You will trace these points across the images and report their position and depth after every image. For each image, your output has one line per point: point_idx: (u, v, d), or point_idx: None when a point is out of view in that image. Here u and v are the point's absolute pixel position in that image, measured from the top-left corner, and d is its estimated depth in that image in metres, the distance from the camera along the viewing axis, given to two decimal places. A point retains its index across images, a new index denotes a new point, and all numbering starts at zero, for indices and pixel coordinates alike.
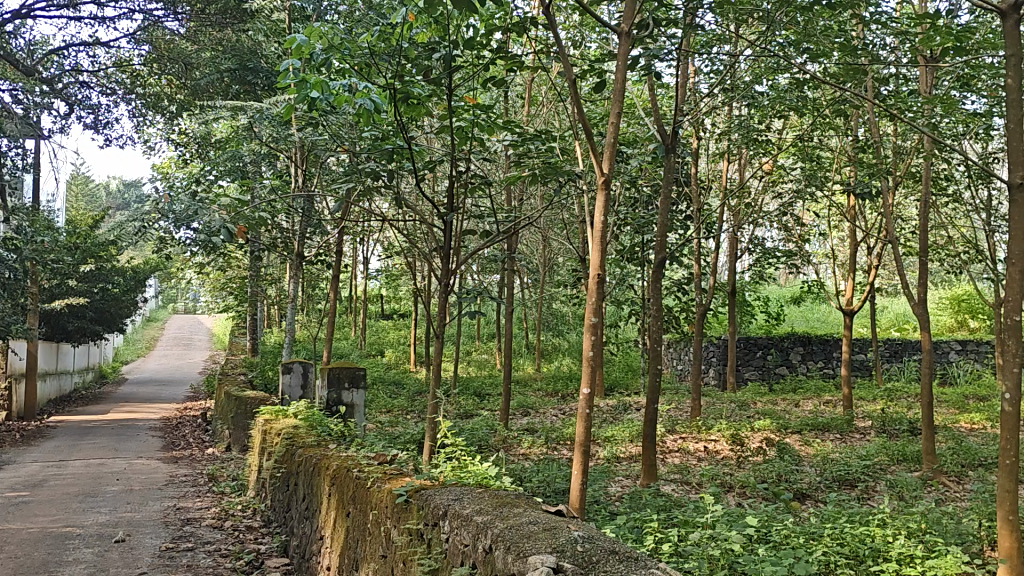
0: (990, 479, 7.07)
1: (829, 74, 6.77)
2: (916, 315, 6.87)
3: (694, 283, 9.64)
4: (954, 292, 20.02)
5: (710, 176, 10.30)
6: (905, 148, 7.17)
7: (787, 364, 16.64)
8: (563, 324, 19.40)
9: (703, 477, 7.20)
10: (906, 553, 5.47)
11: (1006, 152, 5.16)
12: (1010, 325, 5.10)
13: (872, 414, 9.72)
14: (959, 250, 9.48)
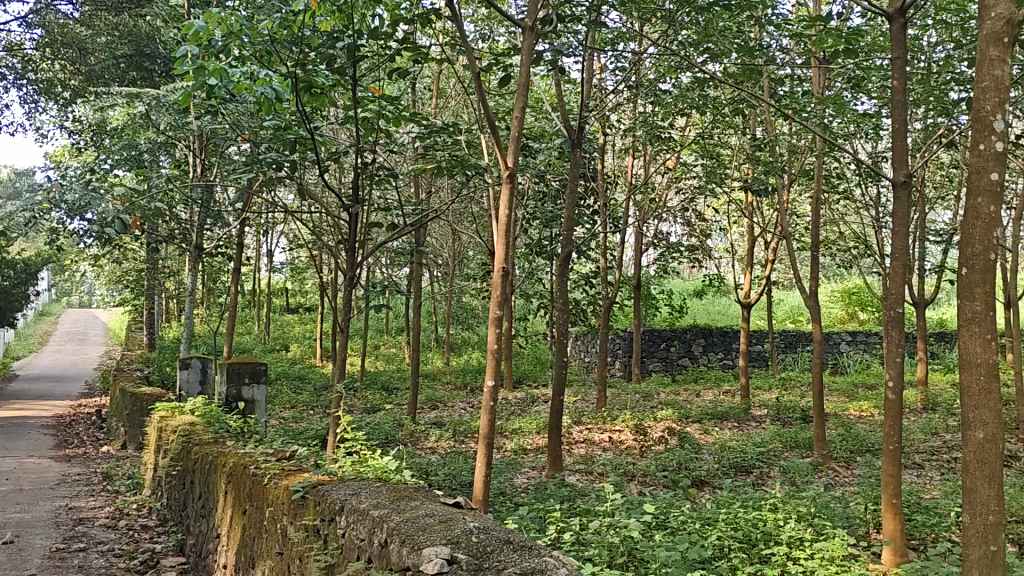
0: (875, 463, 7.41)
1: (729, 74, 6.94)
2: (809, 307, 7.13)
3: (601, 276, 9.78)
4: (845, 287, 20.80)
5: (616, 171, 10.44)
6: (803, 145, 7.40)
7: (690, 356, 16.97)
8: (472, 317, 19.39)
9: (606, 467, 7.31)
10: (796, 536, 5.73)
11: (892, 153, 5.43)
12: (894, 317, 5.75)
13: (768, 403, 10.06)
14: (850, 245, 9.85)
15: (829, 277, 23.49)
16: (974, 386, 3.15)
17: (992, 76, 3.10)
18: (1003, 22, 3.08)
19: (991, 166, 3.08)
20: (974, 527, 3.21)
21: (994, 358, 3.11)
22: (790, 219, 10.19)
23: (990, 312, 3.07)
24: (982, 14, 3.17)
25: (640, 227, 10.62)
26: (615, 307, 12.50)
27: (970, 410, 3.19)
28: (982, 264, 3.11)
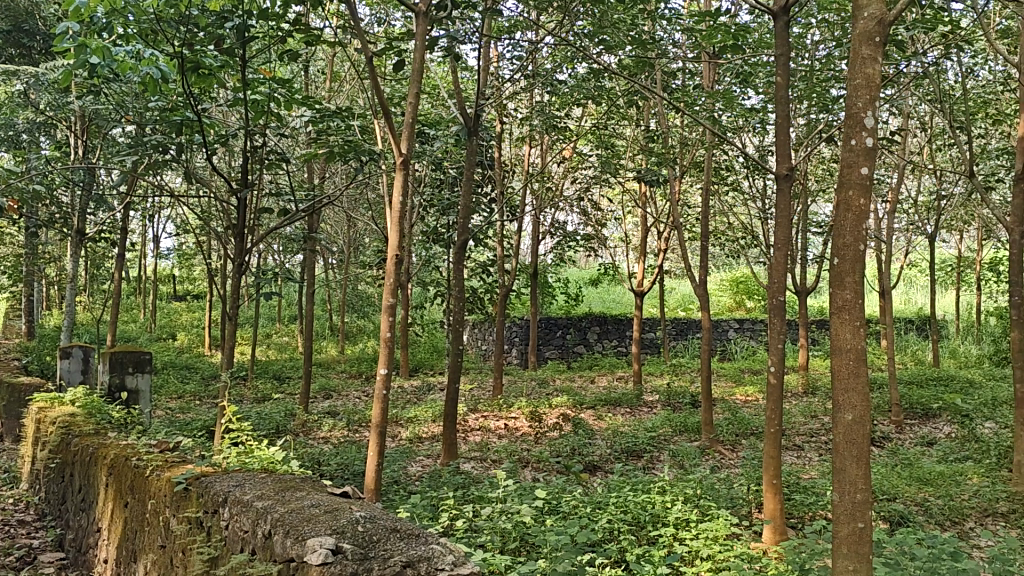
0: (759, 446, 7.71)
1: (623, 64, 7.06)
2: (697, 296, 7.34)
3: (498, 264, 9.82)
4: (734, 275, 21.39)
5: (513, 159, 10.48)
6: (695, 138, 7.60)
7: (585, 343, 17.17)
8: (369, 305, 19.17)
9: (500, 454, 7.38)
10: (682, 517, 5.93)
11: (775, 147, 5.63)
12: (776, 304, 6.06)
13: (659, 389, 10.32)
14: (739, 235, 10.15)
15: (718, 265, 24.11)
16: (844, 369, 3.29)
17: (864, 73, 3.22)
18: (875, 22, 3.21)
19: (860, 160, 3.22)
20: (841, 504, 3.38)
21: (863, 343, 3.26)
22: (681, 208, 10.44)
23: (858, 300, 3.23)
24: (857, 13, 3.29)
25: (538, 215, 10.70)
26: (512, 295, 12.56)
27: (840, 393, 3.34)
28: (852, 253, 3.25)
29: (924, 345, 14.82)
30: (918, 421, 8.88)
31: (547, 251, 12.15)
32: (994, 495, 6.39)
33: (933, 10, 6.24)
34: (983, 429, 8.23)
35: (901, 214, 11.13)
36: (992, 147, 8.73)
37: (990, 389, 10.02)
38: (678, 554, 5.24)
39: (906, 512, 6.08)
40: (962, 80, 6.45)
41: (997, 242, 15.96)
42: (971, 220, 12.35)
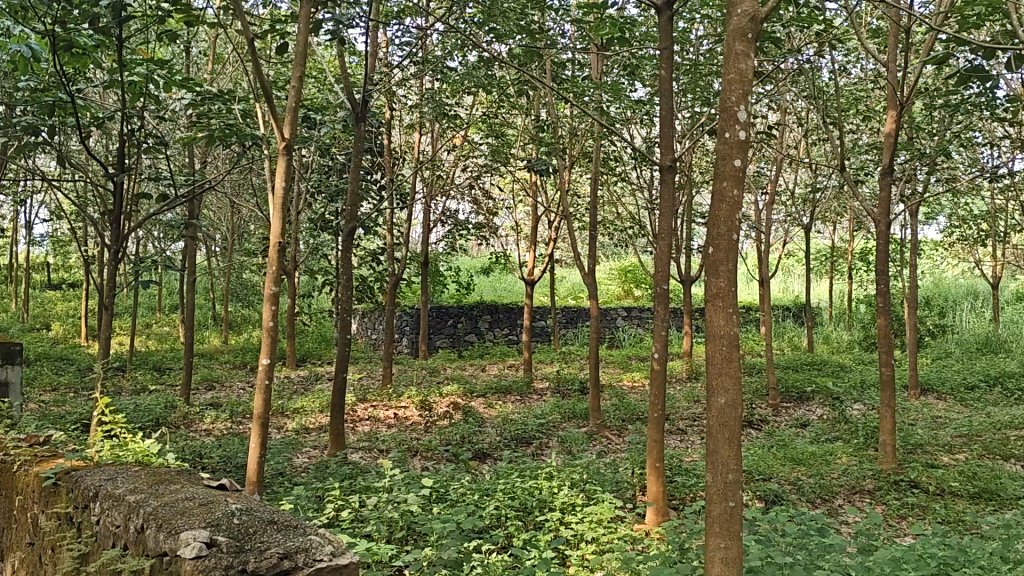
0: (644, 430, 7.91)
1: (513, 54, 7.10)
2: (586, 284, 7.46)
3: (388, 252, 9.75)
4: (623, 265, 21.09)
5: (405, 146, 10.39)
6: (584, 129, 7.70)
7: (476, 331, 16.88)
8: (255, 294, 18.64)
9: (389, 443, 7.36)
10: (569, 502, 6.06)
11: (659, 140, 5.79)
12: (660, 293, 6.25)
13: (549, 376, 10.47)
14: (626, 225, 10.35)
15: (607, 255, 24.28)
16: (717, 354, 3.42)
17: (737, 68, 3.37)
18: (747, 19, 3.35)
19: (733, 152, 3.35)
20: (713, 485, 3.49)
21: (735, 329, 3.40)
22: (570, 197, 10.57)
23: (732, 288, 3.35)
24: (731, 10, 3.43)
25: (430, 203, 10.65)
26: (402, 283, 12.46)
27: (714, 377, 3.46)
28: (726, 242, 3.39)
29: (800, 331, 15.47)
30: (793, 403, 9.27)
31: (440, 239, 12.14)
32: (862, 473, 6.74)
33: (806, 9, 6.49)
34: (852, 411, 8.68)
35: (778, 206, 11.56)
36: (863, 142, 9.16)
37: (859, 373, 10.56)
38: (563, 538, 5.34)
39: (780, 491, 6.34)
40: (833, 78, 6.75)
41: (868, 233, 16.81)
42: (842, 212, 12.94)
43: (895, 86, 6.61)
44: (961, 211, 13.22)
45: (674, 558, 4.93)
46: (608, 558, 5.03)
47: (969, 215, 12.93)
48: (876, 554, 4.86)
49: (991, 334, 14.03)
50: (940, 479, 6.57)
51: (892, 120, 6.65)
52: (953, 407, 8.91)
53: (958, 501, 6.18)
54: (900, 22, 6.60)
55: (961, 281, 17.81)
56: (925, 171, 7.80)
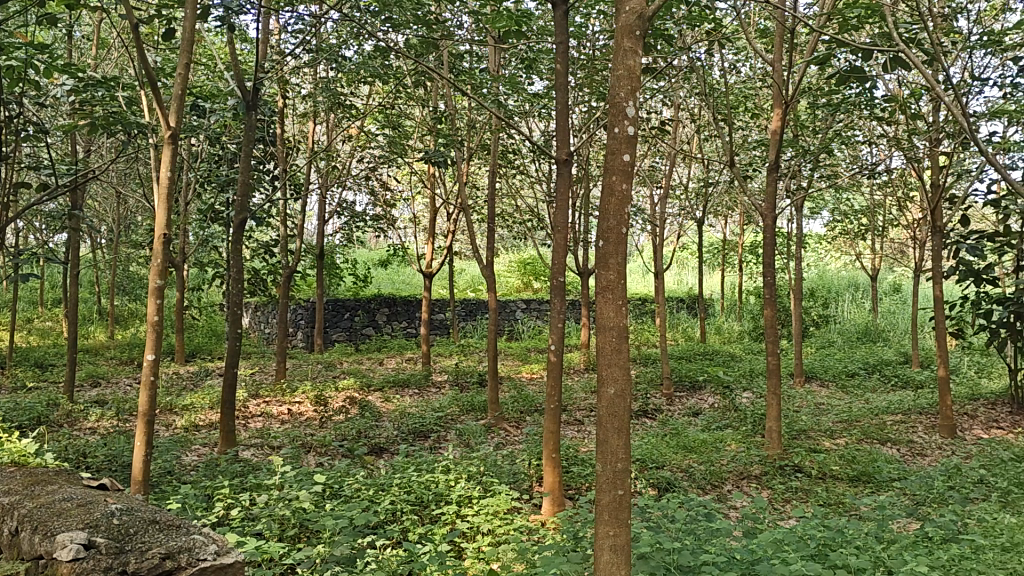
0: (540, 422, 8.01)
1: (411, 44, 7.04)
2: (484, 277, 7.46)
3: (283, 245, 9.55)
4: (521, 258, 20.99)
5: (300, 136, 10.18)
6: (482, 122, 7.71)
7: (373, 325, 16.58)
8: (142, 287, 17.90)
9: (282, 440, 7.24)
10: (465, 495, 6.07)
11: (555, 134, 5.86)
12: (557, 284, 6.32)
13: (447, 368, 10.46)
14: (525, 217, 10.41)
15: (505, 247, 24.33)
16: (607, 345, 3.50)
17: (626, 65, 3.46)
18: (636, 16, 3.45)
19: (622, 147, 3.44)
20: (603, 474, 3.54)
21: (626, 321, 3.49)
22: (468, 189, 10.55)
23: (621, 280, 3.43)
24: (620, 7, 3.52)
25: (326, 194, 10.47)
26: (295, 276, 12.19)
27: (604, 368, 3.53)
28: (616, 236, 3.47)
29: (693, 322, 15.88)
30: (686, 393, 9.50)
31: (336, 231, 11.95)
32: (749, 459, 6.96)
33: (697, 7, 6.64)
34: (741, 399, 8.99)
35: (672, 200, 11.83)
36: (750, 138, 9.45)
37: (748, 362, 10.93)
38: (458, 532, 5.34)
39: (672, 479, 6.49)
40: (723, 76, 6.94)
41: (757, 227, 17.36)
42: (732, 206, 13.31)
43: (781, 85, 6.84)
44: (844, 206, 13.82)
45: (567, 546, 5.01)
46: (503, 550, 5.06)
47: (850, 211, 13.54)
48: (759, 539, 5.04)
49: (870, 323, 14.73)
50: (822, 463, 6.85)
51: (779, 118, 6.87)
52: (835, 393, 9.31)
53: (838, 484, 6.45)
54: (786, 23, 6.81)
55: (843, 273, 18.62)
56: (809, 168, 8.10)
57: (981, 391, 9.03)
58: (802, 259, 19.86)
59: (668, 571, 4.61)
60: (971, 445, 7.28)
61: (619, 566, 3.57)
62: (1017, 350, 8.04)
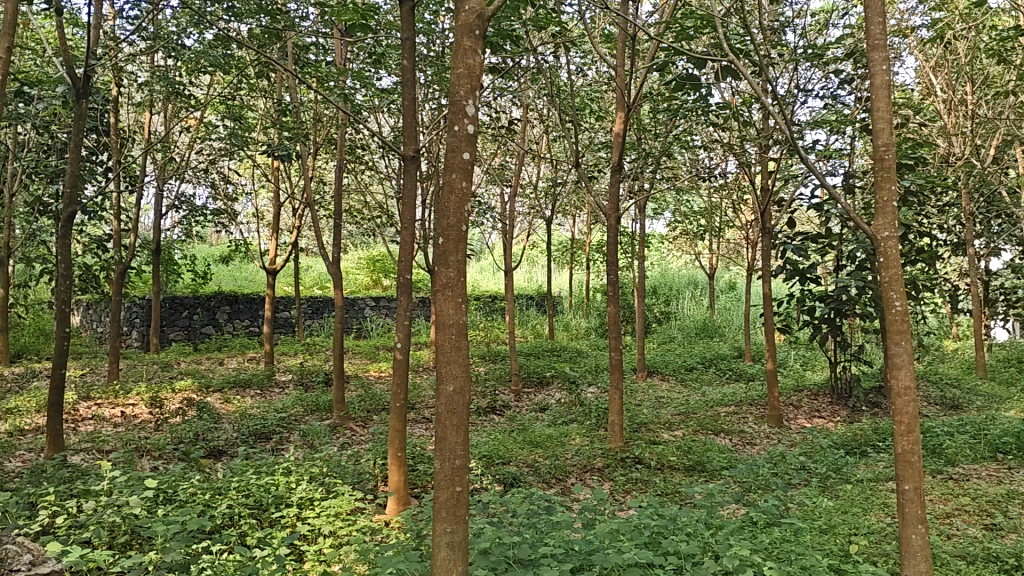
0: (387, 421, 7.98)
1: (254, 34, 6.84)
2: (331, 274, 7.37)
3: (118, 239, 9.07)
4: (371, 254, 20.65)
5: (136, 126, 9.70)
6: (329, 117, 7.60)
7: (214, 323, 16.00)
8: None
9: (113, 443, 6.90)
10: (306, 497, 5.95)
11: (401, 132, 5.85)
12: (403, 282, 6.29)
13: (292, 368, 10.24)
14: (374, 214, 10.32)
15: (353, 245, 23.96)
16: (446, 342, 3.53)
17: (465, 63, 3.54)
18: (475, 15, 3.49)
19: (462, 146, 3.54)
20: (442, 471, 3.58)
21: (464, 318, 3.54)
22: (315, 184, 10.35)
23: (461, 277, 3.49)
24: (459, 7, 3.58)
25: (165, 187, 10.01)
26: (131, 272, 11.59)
27: (443, 365, 3.58)
28: (456, 233, 3.55)
29: (541, 319, 16.15)
30: (533, 389, 9.67)
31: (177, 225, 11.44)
32: (592, 453, 7.14)
33: (543, 10, 6.78)
34: (586, 394, 9.26)
35: (522, 199, 12.01)
36: (595, 140, 9.72)
37: (593, 358, 11.26)
38: (300, 533, 5.22)
39: (518, 474, 6.56)
40: (568, 78, 7.09)
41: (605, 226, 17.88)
42: (579, 205, 13.64)
43: (623, 88, 7.05)
44: (684, 208, 14.45)
45: (411, 543, 5.01)
46: (345, 551, 4.99)
47: (690, 212, 14.19)
48: (599, 530, 5.17)
49: (708, 319, 15.48)
50: (660, 454, 7.12)
51: (620, 121, 7.08)
52: (674, 387, 9.70)
53: (674, 474, 6.72)
54: (628, 29, 7.03)
55: (683, 271, 19.49)
56: (648, 169, 8.41)
57: (804, 383, 9.65)
58: (646, 258, 20.56)
59: (506, 564, 4.65)
60: (795, 433, 7.77)
61: (456, 565, 3.60)
62: (836, 345, 8.65)
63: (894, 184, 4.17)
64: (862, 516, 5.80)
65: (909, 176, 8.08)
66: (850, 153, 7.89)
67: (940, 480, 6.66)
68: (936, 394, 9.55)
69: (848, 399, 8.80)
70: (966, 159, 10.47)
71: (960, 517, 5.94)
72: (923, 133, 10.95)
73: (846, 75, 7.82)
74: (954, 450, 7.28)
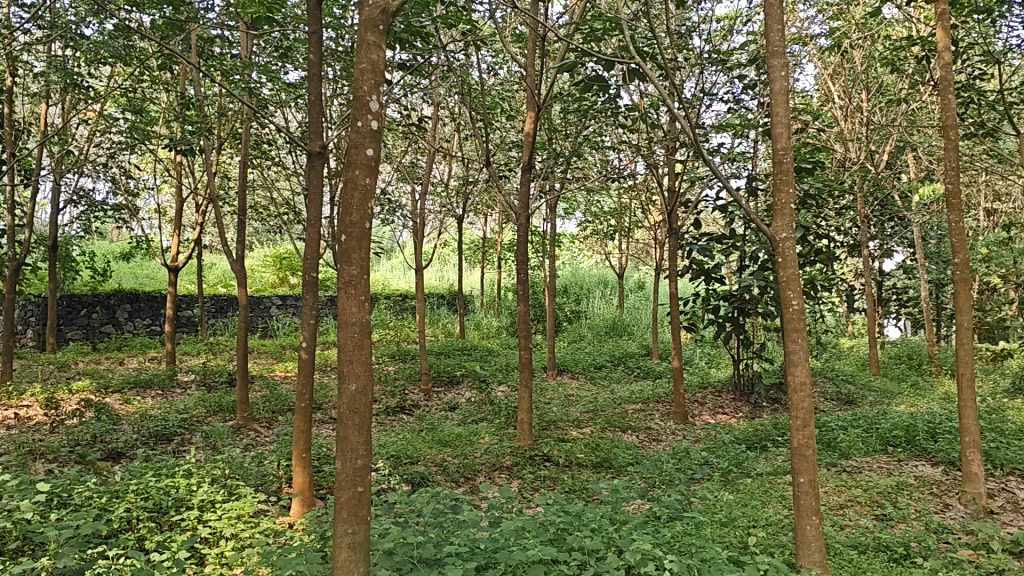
0: (292, 422, 7.88)
1: (155, 25, 6.63)
2: (235, 272, 7.24)
3: (12, 234, 8.69)
4: (277, 251, 20.19)
5: (31, 117, 9.30)
6: (234, 112, 7.43)
7: (113, 322, 15.49)
8: None
9: (3, 447, 6.61)
10: (207, 499, 5.80)
11: (305, 127, 5.76)
12: (308, 280, 6.18)
13: (194, 368, 9.99)
14: (281, 211, 10.16)
15: (259, 242, 23.44)
16: (349, 341, 3.51)
17: (369, 59, 3.51)
18: (380, 10, 3.49)
19: (366, 142, 3.51)
20: (343, 472, 3.55)
21: (367, 316, 3.53)
22: (219, 180, 10.09)
23: (364, 274, 3.48)
24: (364, 1, 3.56)
25: (63, 181, 9.64)
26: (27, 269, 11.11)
27: (345, 364, 3.55)
28: (359, 230, 3.52)
29: (452, 318, 16.11)
30: (443, 388, 9.65)
31: (76, 220, 11.02)
32: (501, 451, 7.15)
33: (452, 8, 6.77)
34: (495, 393, 9.31)
35: (432, 197, 11.97)
36: (505, 139, 9.75)
37: (503, 357, 11.32)
38: (200, 537, 5.08)
39: (425, 474, 6.52)
40: (478, 77, 7.08)
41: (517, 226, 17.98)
42: (490, 204, 13.65)
43: (533, 88, 7.08)
44: (595, 208, 14.62)
45: (314, 544, 4.94)
46: (247, 554, 4.88)
47: (600, 212, 14.37)
48: (505, 528, 5.15)
49: (617, 318, 15.73)
50: (568, 452, 7.18)
51: (531, 121, 7.10)
52: (583, 385, 9.81)
53: (582, 471, 6.79)
54: (538, 29, 7.07)
55: (594, 271, 19.75)
56: (557, 169, 8.50)
57: (709, 380, 9.90)
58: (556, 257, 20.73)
59: (411, 564, 4.57)
60: (699, 429, 7.95)
61: (357, 566, 3.59)
62: (739, 343, 8.91)
63: (792, 188, 4.43)
64: (761, 509, 5.96)
65: (808, 179, 8.36)
66: (753, 157, 8.13)
67: (835, 473, 6.91)
68: (832, 390, 9.91)
69: (750, 396, 9.06)
70: (861, 163, 10.90)
71: (853, 508, 6.16)
72: (822, 138, 11.35)
73: (749, 80, 8.04)
74: (848, 444, 7.56)
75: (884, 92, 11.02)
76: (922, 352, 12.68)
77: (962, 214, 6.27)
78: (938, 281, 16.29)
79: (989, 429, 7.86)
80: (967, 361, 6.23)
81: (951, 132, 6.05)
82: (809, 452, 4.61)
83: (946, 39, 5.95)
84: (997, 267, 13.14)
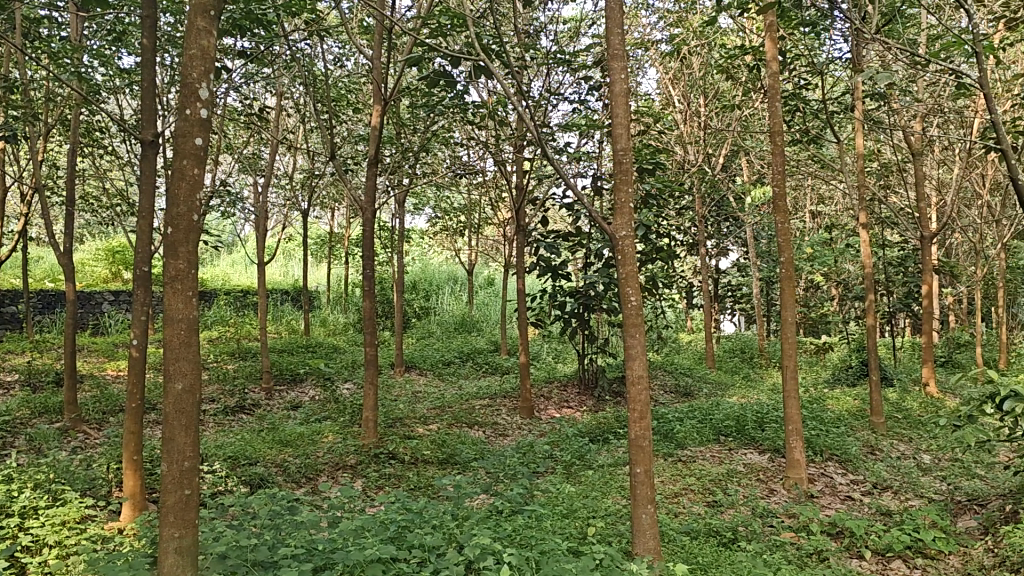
0: (125, 423, 7.56)
1: None
2: (62, 266, 6.85)
3: None
4: (108, 244, 19.07)
5: None
6: (61, 96, 7.00)
7: None
8: None
9: None
10: (30, 505, 5.44)
11: (138, 113, 5.48)
12: (140, 275, 5.87)
13: (18, 367, 9.37)
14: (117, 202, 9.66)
15: (88, 236, 22.05)
16: (174, 338, 3.33)
17: (199, 46, 3.37)
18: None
19: (195, 132, 3.36)
20: (168, 474, 3.37)
21: (194, 312, 3.37)
22: (44, 168, 9.49)
23: (191, 268, 3.32)
24: None
25: None
26: None
27: (169, 362, 3.37)
28: (186, 223, 3.36)
29: (297, 315, 15.80)
30: (285, 386, 9.46)
31: None
32: (344, 450, 7.05)
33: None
34: (340, 391, 9.22)
35: (278, 190, 11.68)
36: (352, 132, 9.61)
37: (348, 354, 11.23)
38: (20, 544, 4.74)
39: (265, 474, 6.36)
40: (323, 68, 6.94)
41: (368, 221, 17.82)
42: (338, 198, 13.46)
43: (379, 80, 7.00)
44: (445, 204, 14.67)
45: (144, 548, 4.70)
46: (71, 561, 4.60)
47: (450, 208, 14.43)
48: (344, 531, 4.96)
49: (465, 315, 15.97)
50: (413, 448, 7.16)
51: (377, 114, 6.98)
52: (431, 381, 9.84)
53: (427, 468, 6.77)
54: (386, 23, 6.99)
55: (444, 266, 19.83)
56: (405, 165, 8.46)
57: (554, 374, 10.13)
58: (407, 253, 20.66)
59: (245, 568, 4.32)
60: (544, 424, 8.13)
61: (184, 568, 3.45)
62: (585, 338, 9.15)
63: (629, 188, 4.51)
64: (601, 499, 6.13)
65: (648, 180, 8.68)
66: (598, 156, 8.37)
67: (671, 462, 7.18)
68: (670, 383, 10.33)
69: (594, 390, 9.32)
70: (697, 166, 11.41)
71: (687, 496, 6.41)
72: (660, 141, 11.80)
73: (596, 82, 8.24)
74: (684, 434, 7.89)
75: (719, 98, 11.56)
76: (752, 346, 13.44)
77: (789, 216, 6.60)
78: (766, 278, 17.35)
79: (810, 418, 8.40)
80: (792, 355, 6.56)
81: (779, 138, 6.34)
82: (646, 444, 4.74)
83: (773, 49, 6.25)
84: (820, 267, 14.10)
